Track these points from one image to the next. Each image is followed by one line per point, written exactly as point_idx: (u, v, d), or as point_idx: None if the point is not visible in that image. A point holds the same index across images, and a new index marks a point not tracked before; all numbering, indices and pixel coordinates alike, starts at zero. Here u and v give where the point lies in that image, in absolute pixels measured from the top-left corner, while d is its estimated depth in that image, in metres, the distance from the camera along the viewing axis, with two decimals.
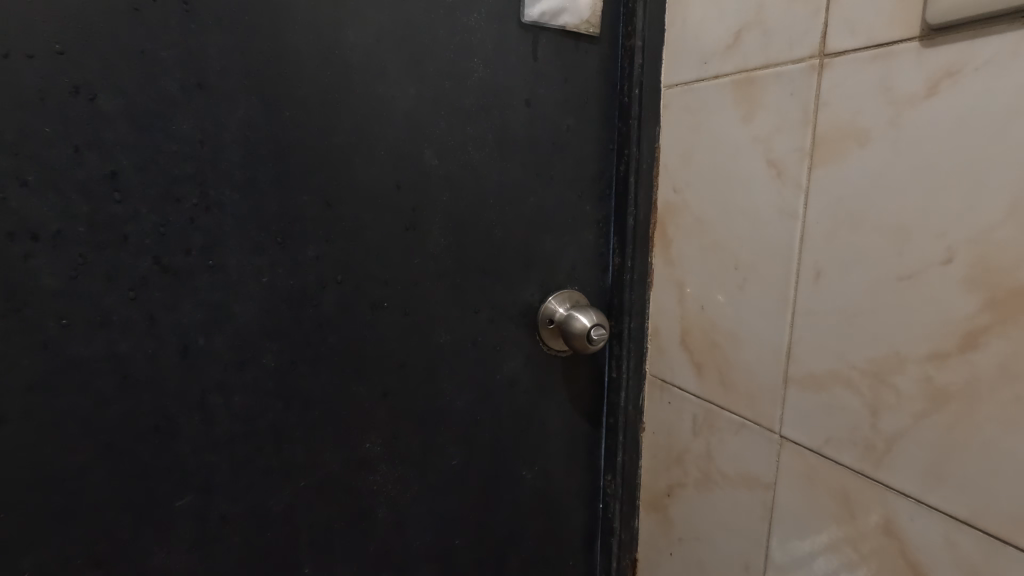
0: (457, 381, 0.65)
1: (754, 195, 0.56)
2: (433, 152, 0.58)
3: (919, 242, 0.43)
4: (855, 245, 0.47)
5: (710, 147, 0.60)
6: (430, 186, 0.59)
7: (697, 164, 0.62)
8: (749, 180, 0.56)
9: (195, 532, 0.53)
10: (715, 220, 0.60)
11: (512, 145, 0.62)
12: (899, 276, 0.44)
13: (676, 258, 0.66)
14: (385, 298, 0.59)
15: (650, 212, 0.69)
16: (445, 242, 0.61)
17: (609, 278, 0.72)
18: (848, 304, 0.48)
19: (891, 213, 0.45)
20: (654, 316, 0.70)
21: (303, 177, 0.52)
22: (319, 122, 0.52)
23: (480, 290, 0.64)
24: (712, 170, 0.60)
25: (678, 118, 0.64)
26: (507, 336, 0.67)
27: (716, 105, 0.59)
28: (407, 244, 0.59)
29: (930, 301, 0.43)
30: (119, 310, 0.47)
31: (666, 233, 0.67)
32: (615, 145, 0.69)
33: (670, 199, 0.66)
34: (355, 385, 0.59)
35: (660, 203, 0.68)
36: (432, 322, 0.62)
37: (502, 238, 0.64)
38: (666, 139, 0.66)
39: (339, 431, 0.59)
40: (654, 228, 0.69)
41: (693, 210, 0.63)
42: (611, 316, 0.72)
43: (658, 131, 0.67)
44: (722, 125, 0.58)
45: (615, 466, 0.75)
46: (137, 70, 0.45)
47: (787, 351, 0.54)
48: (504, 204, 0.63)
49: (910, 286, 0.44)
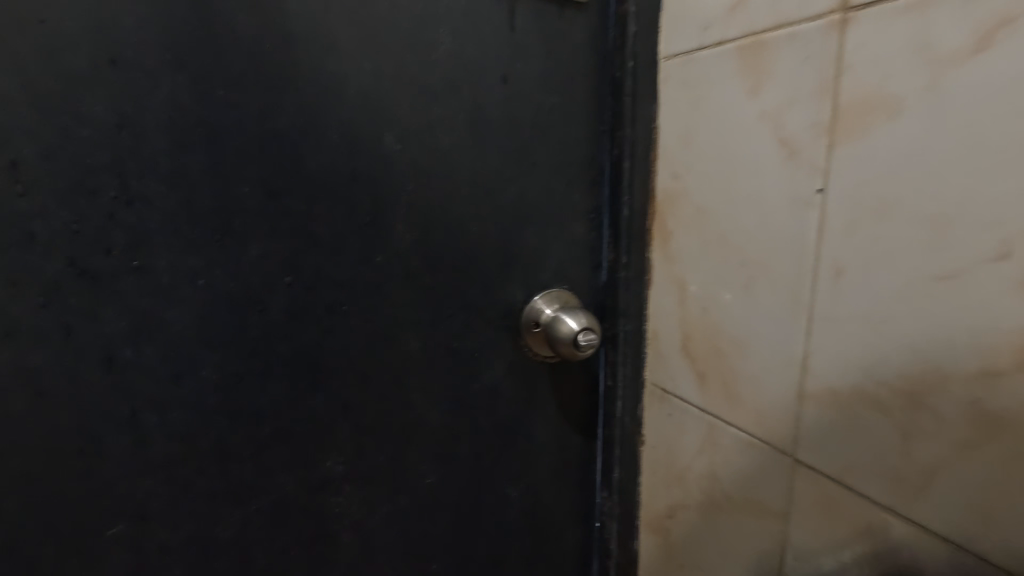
0: (429, 392, 0.58)
1: (763, 180, 0.48)
2: (395, 137, 0.52)
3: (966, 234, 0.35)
4: (883, 237, 0.39)
5: (712, 127, 0.52)
6: (394, 175, 0.52)
7: (697, 147, 0.54)
8: (758, 162, 0.48)
9: (130, 562, 0.48)
10: (719, 211, 0.53)
11: (486, 127, 0.56)
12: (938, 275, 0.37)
13: (676, 254, 0.58)
14: (344, 301, 0.52)
15: (647, 201, 0.61)
16: (412, 238, 0.54)
17: (603, 277, 0.64)
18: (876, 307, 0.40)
19: (928, 197, 0.37)
20: (653, 319, 0.63)
21: (241, 166, 0.46)
22: (260, 102, 0.46)
23: (453, 290, 0.57)
24: (716, 153, 0.52)
25: (677, 92, 0.56)
26: (487, 342, 0.60)
27: (718, 77, 0.51)
28: (367, 241, 0.52)
29: (973, 306, 0.35)
30: (27, 319, 0.41)
31: (665, 225, 0.59)
32: (607, 127, 0.61)
33: (670, 187, 0.58)
34: (311, 399, 0.53)
35: (658, 193, 0.60)
36: (399, 328, 0.56)
37: (477, 232, 0.57)
38: (665, 116, 0.58)
39: (294, 449, 0.53)
40: (653, 219, 0.61)
41: (694, 198, 0.55)
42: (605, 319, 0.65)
43: (657, 109, 0.59)
44: (726, 100, 0.50)
45: (611, 482, 0.68)
46: (35, 45, 0.39)
47: (802, 363, 0.46)
48: (479, 194, 0.57)
49: (952, 287, 0.36)
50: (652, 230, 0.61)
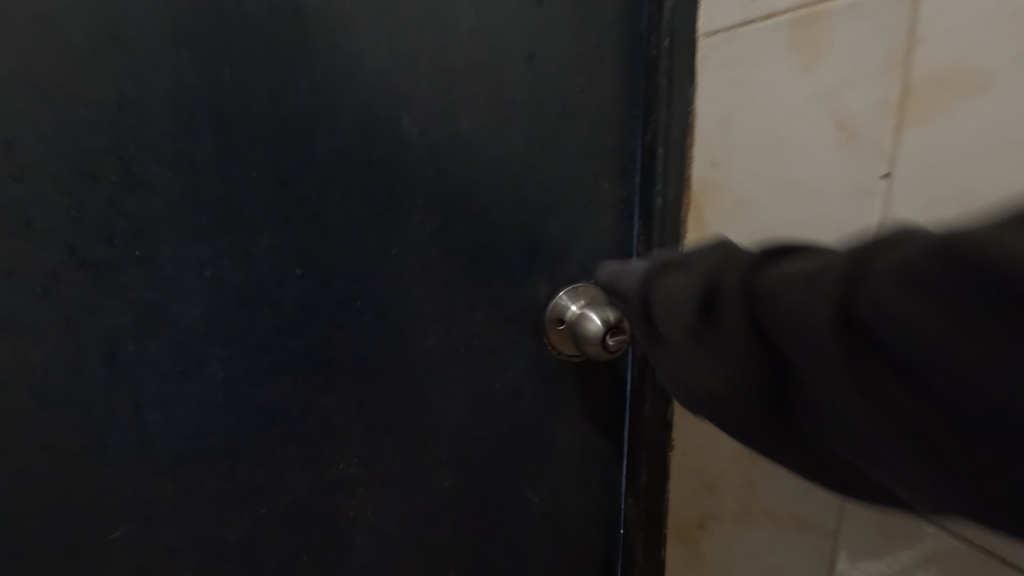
0: (447, 391, 0.55)
1: (816, 166, 0.44)
2: (412, 120, 0.48)
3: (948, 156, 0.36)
4: (869, 156, 0.40)
5: (758, 109, 0.48)
6: (411, 160, 0.49)
7: (740, 133, 0.50)
8: (811, 147, 0.44)
9: (136, 564, 0.46)
10: (763, 201, 0.48)
11: (510, 110, 0.52)
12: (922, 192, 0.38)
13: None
14: (358, 295, 0.50)
15: (683, 191, 0.56)
16: (430, 228, 0.51)
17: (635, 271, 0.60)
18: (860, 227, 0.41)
19: (915, 117, 0.38)
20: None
21: (251, 149, 0.43)
22: (270, 81, 0.43)
23: (474, 283, 0.54)
24: (761, 137, 0.48)
25: (717, 74, 0.51)
26: (509, 338, 0.57)
27: (766, 56, 0.46)
28: (383, 231, 0.49)
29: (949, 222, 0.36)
30: (26, 312, 0.39)
31: (702, 217, 0.55)
32: (642, 108, 0.57)
33: (710, 176, 0.53)
34: (324, 397, 0.50)
35: (694, 180, 0.55)
36: (416, 323, 0.53)
37: (500, 223, 0.54)
38: (702, 100, 0.53)
39: (306, 449, 0.50)
40: (689, 210, 0.56)
41: (735, 188, 0.51)
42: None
43: (694, 92, 0.54)
44: (777, 80, 0.46)
45: (637, 489, 0.64)
46: (32, 20, 0.36)
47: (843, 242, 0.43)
48: (501, 182, 0.53)
49: (932, 209, 0.37)
50: (688, 222, 0.57)
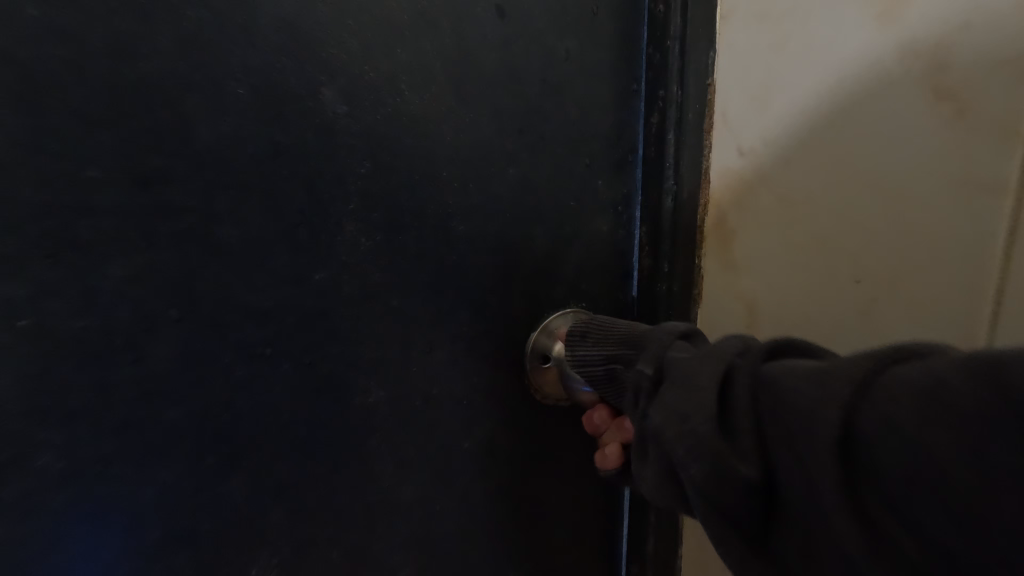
0: (401, 455, 0.42)
1: (911, 147, 0.34)
2: (338, 93, 0.35)
3: (966, 264, 0.33)
4: (881, 232, 0.35)
5: (817, 72, 0.37)
6: (341, 151, 0.35)
7: (782, 106, 0.39)
8: (904, 120, 0.34)
9: None
10: (825, 197, 0.37)
11: (475, 82, 0.39)
12: (918, 297, 0.35)
13: (744, 262, 0.43)
14: (271, 338, 0.36)
15: (699, 188, 0.44)
16: (370, 242, 0.38)
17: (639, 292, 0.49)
18: (846, 304, 0.37)
19: (948, 199, 0.33)
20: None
21: (96, 132, 0.29)
22: (122, 30, 0.29)
23: (431, 314, 0.41)
24: (825, 110, 0.37)
25: (753, 35, 0.40)
26: (481, 381, 0.44)
27: (841, 14, 0.35)
28: (302, 249, 0.36)
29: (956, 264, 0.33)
30: None
31: (725, 223, 0.43)
32: (651, 79, 0.45)
33: (739, 168, 0.42)
34: (228, 479, 0.36)
35: (713, 171, 0.44)
36: (357, 370, 0.39)
37: (465, 233, 0.41)
38: (727, 73, 0.42)
39: (201, 557, 0.36)
40: (707, 215, 0.45)
41: (779, 180, 0.40)
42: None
43: (714, 59, 0.43)
44: (849, 45, 0.35)
45: (644, 556, 0.52)
46: None
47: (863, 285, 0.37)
48: (466, 178, 0.40)
49: (933, 284, 0.34)
50: (706, 231, 0.45)
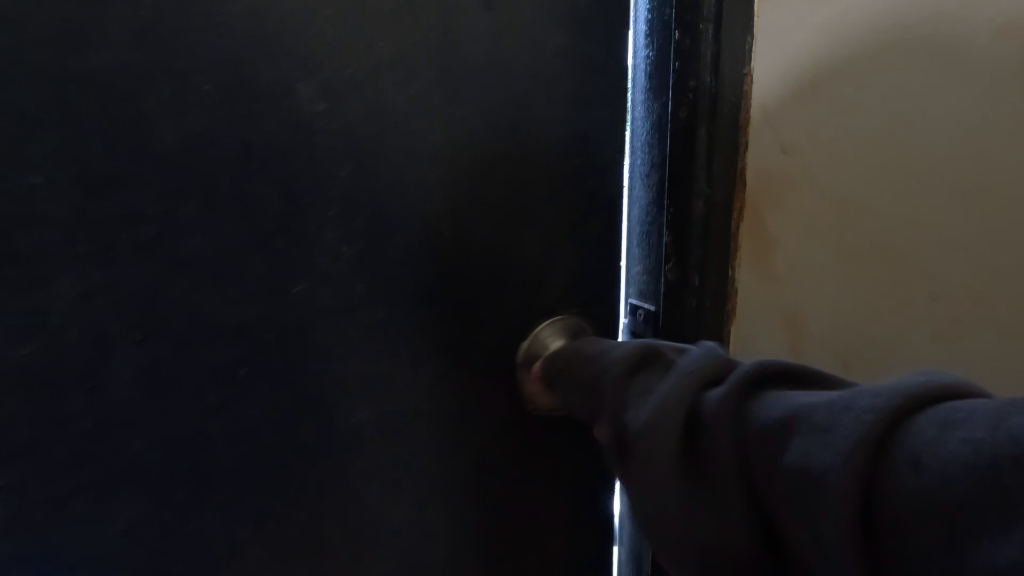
0: (391, 479, 0.39)
1: (987, 149, 0.34)
2: (316, 90, 0.32)
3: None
4: (938, 246, 0.36)
5: (883, 63, 0.35)
6: (317, 153, 0.32)
7: (845, 100, 0.36)
8: (981, 122, 0.34)
9: None
10: (885, 198, 0.36)
11: (464, 78, 0.36)
12: (989, 295, 0.36)
13: (785, 272, 0.39)
14: (246, 358, 0.33)
15: (734, 185, 0.39)
16: (354, 251, 0.35)
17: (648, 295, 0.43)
18: (923, 326, 0.37)
19: (1006, 217, 0.35)
20: (738, 353, 0.41)
21: (39, 141, 0.26)
22: (67, 24, 0.26)
23: (419, 327, 0.38)
24: (890, 106, 0.35)
25: (800, 31, 0.36)
26: (474, 397, 0.42)
27: (929, 24, 0.34)
28: (279, 261, 0.33)
29: None
30: None
31: (764, 227, 0.39)
32: (685, 56, 0.38)
33: (784, 172, 0.38)
34: (201, 513, 0.33)
35: (751, 172, 0.38)
36: (341, 391, 0.36)
37: (456, 239, 0.38)
38: (769, 71, 0.37)
39: None
40: (742, 219, 0.39)
41: (837, 181, 0.37)
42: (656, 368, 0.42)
43: (750, 46, 0.37)
44: (929, 58, 0.34)
45: None
46: None
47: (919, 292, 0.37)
48: (456, 181, 0.37)
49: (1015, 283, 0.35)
50: (742, 235, 0.39)
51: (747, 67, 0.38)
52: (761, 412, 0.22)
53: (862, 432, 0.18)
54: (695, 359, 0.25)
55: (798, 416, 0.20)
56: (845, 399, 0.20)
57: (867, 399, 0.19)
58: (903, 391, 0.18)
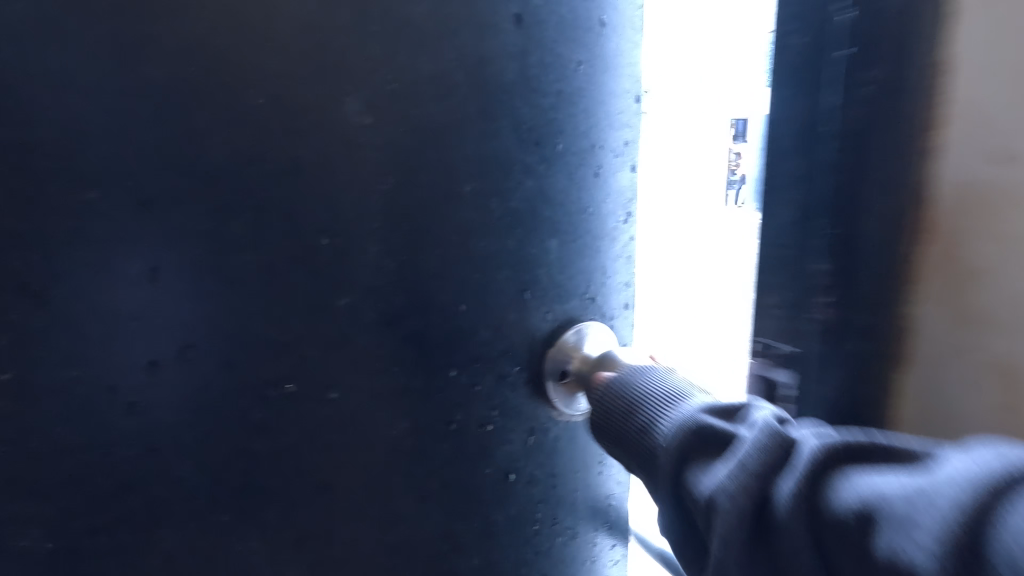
0: (428, 490, 0.39)
1: None
2: (361, 103, 0.32)
3: None
4: None
5: None
6: (363, 167, 0.33)
7: None
8: None
9: None
10: None
11: (497, 93, 0.37)
12: None
13: (998, 316, 0.29)
14: (290, 372, 0.32)
15: (904, 202, 0.32)
16: (395, 262, 0.35)
17: (784, 335, 0.36)
18: None
19: None
20: (909, 432, 0.33)
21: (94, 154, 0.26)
22: (124, 36, 0.26)
23: (454, 338, 0.39)
24: None
25: None
26: (504, 405, 0.42)
27: None
28: (324, 273, 0.32)
29: None
30: None
31: (962, 256, 0.30)
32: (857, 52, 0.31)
33: (999, 184, 0.28)
34: (243, 531, 0.33)
35: (960, 177, 0.30)
36: (381, 403, 0.36)
37: (488, 249, 0.39)
38: (977, 54, 0.28)
39: None
40: (928, 247, 0.31)
41: None
42: (798, 402, 0.36)
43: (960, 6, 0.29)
44: None
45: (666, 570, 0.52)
46: None
47: None
48: (488, 192, 0.38)
49: None
50: (920, 265, 0.32)
51: (944, 66, 0.30)
52: (837, 496, 0.23)
53: (952, 526, 0.19)
54: (770, 437, 0.26)
55: (884, 508, 0.21)
56: (929, 488, 0.21)
57: (952, 489, 0.20)
58: (987, 480, 0.20)
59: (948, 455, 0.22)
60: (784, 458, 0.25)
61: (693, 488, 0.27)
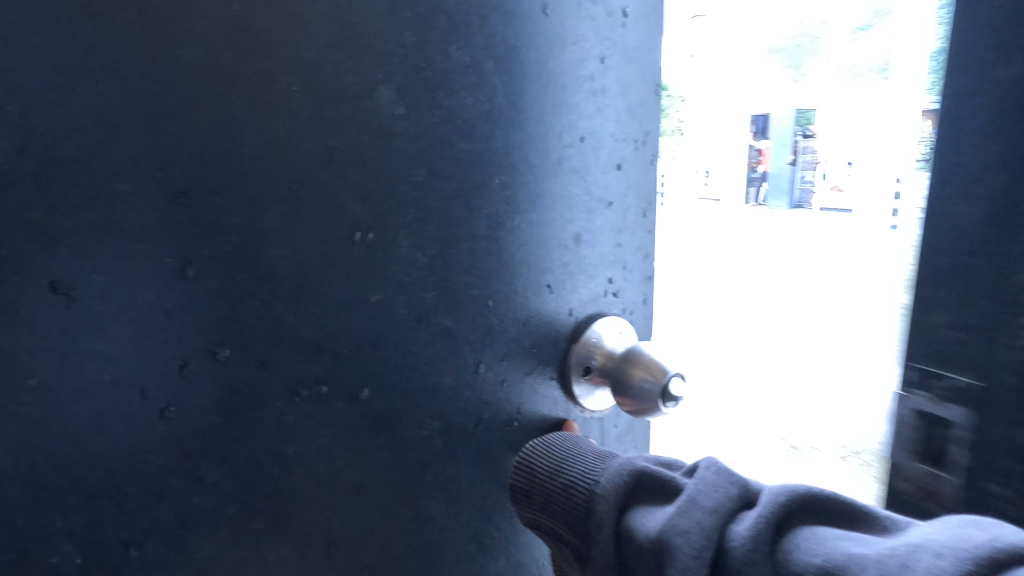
0: (456, 492, 0.38)
1: None
2: (393, 92, 0.31)
3: None
4: None
5: None
6: (397, 158, 0.32)
7: None
8: None
9: None
10: None
11: (526, 84, 0.37)
12: None
13: None
14: (321, 372, 0.31)
15: None
16: (426, 257, 0.34)
17: (956, 365, 0.33)
18: None
19: None
20: None
21: (125, 142, 0.24)
22: (158, 11, 0.24)
23: (484, 334, 0.38)
24: None
25: None
26: (532, 402, 0.41)
27: None
28: (355, 269, 0.31)
29: None
30: None
31: None
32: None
33: None
34: (273, 539, 0.31)
35: None
36: (410, 403, 0.35)
37: (515, 245, 0.38)
38: None
39: None
40: None
41: None
42: (973, 447, 0.32)
43: None
44: None
45: None
46: None
47: None
48: (517, 185, 0.37)
49: None
50: None
51: None
52: (801, 552, 0.23)
53: None
54: (706, 472, 0.26)
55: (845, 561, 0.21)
56: (901, 556, 0.20)
57: (929, 561, 0.20)
58: (964, 557, 0.19)
59: (915, 525, 0.23)
60: (742, 505, 0.25)
61: (636, 534, 0.26)
